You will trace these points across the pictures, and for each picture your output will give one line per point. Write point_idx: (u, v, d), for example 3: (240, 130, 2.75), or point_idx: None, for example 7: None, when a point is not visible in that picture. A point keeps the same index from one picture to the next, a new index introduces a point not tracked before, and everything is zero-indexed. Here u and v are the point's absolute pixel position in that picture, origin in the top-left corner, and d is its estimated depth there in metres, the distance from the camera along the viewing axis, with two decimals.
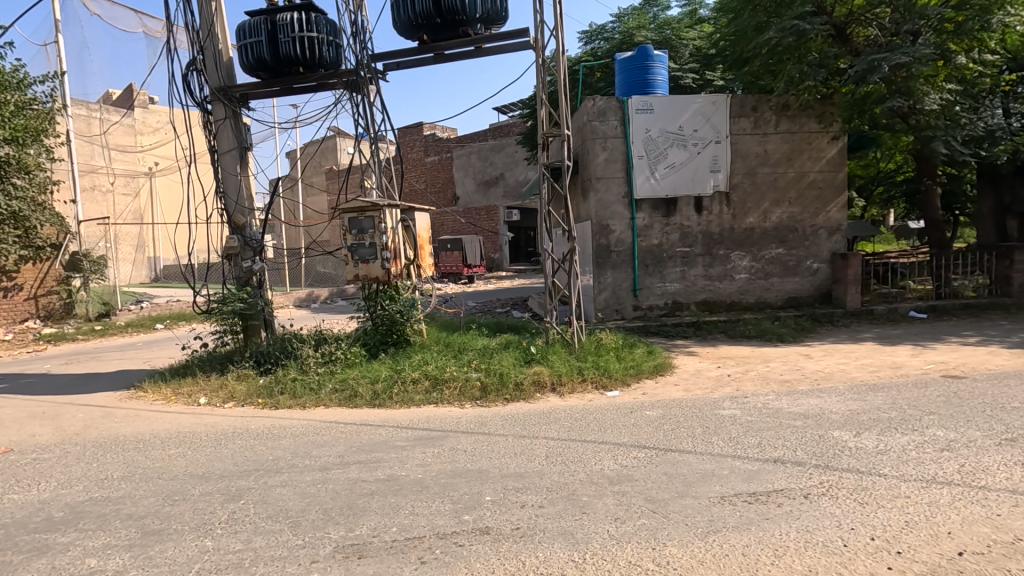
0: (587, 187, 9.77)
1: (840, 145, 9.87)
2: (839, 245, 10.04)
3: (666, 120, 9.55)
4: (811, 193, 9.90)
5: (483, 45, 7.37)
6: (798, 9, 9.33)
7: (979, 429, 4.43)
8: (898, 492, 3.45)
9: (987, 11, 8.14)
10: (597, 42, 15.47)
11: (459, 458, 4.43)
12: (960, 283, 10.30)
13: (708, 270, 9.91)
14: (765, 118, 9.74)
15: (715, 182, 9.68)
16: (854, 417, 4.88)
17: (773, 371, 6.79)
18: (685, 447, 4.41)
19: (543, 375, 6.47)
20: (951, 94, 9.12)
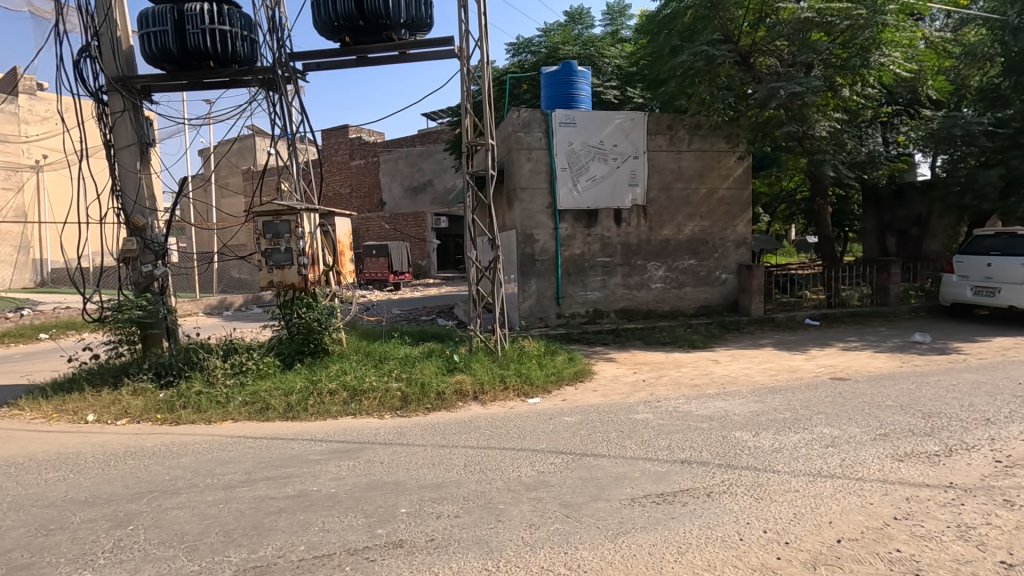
0: (512, 196, 9.92)
1: (745, 164, 10.59)
2: (745, 257, 10.78)
3: (588, 134, 9.89)
4: (720, 209, 10.56)
5: (407, 51, 7.30)
6: (708, 35, 10.00)
7: (858, 426, 4.89)
8: (789, 486, 3.74)
9: (867, 51, 9.11)
10: (524, 54, 15.75)
11: (375, 470, 4.31)
12: (848, 293, 11.33)
13: (627, 279, 10.30)
14: (679, 136, 10.31)
15: (633, 195, 10.12)
16: (754, 418, 5.24)
17: (684, 376, 7.16)
18: (601, 451, 4.55)
19: (465, 383, 6.45)
20: (840, 122, 10.06)
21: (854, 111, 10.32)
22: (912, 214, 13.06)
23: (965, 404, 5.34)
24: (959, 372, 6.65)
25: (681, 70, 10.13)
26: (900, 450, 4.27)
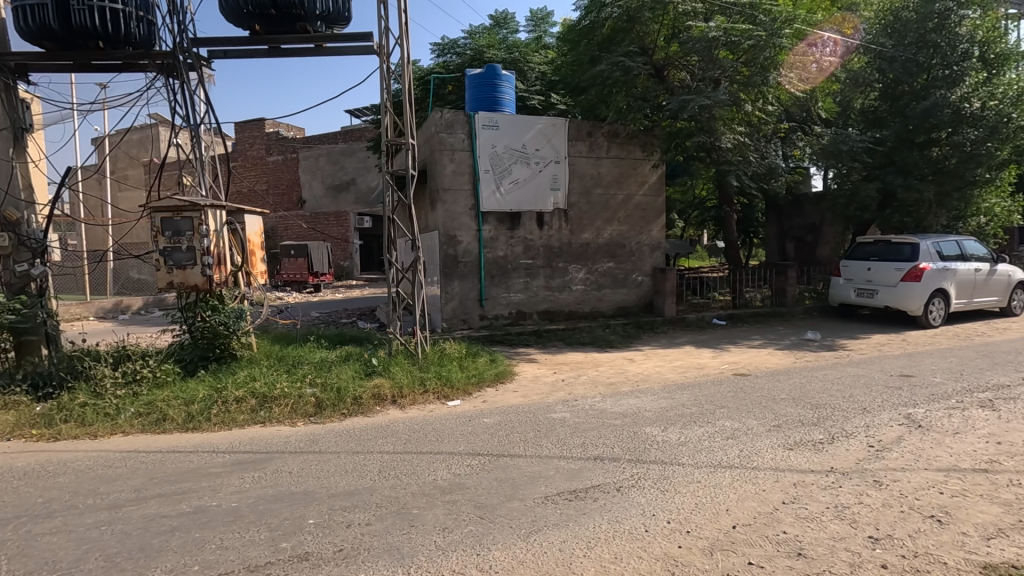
0: (434, 197, 9.85)
1: (659, 172, 11.10)
2: (659, 261, 11.30)
3: (511, 137, 9.98)
4: (636, 214, 11.01)
5: (324, 44, 7.05)
6: (626, 47, 10.38)
7: (756, 418, 5.25)
8: (692, 478, 3.94)
9: (766, 70, 9.80)
10: (449, 55, 15.65)
11: (283, 481, 4.11)
12: (751, 294, 12.15)
13: (549, 282, 10.49)
14: (598, 143, 10.65)
15: (555, 199, 10.34)
16: (664, 414, 5.49)
17: (601, 375, 7.39)
18: (517, 451, 4.59)
19: (383, 387, 6.29)
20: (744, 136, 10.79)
21: (757, 125, 11.05)
22: (808, 222, 14.09)
23: (846, 395, 5.88)
24: (843, 366, 7.32)
25: (600, 79, 10.50)
26: (791, 439, 4.62)
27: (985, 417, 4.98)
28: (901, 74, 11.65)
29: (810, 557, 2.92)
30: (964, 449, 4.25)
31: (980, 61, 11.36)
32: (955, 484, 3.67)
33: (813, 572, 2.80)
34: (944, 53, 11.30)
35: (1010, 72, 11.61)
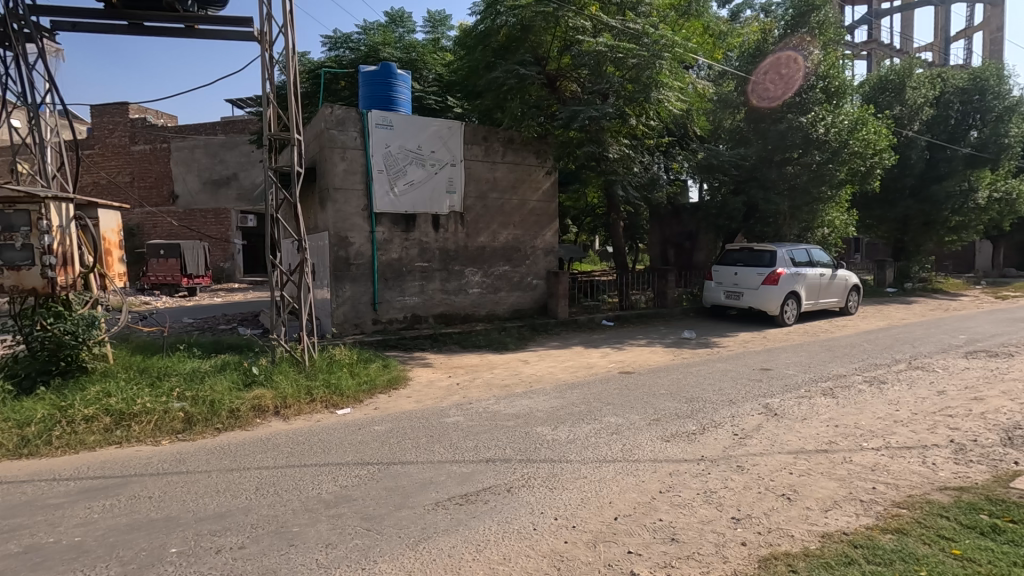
0: (324, 196, 9.40)
1: (553, 179, 11.46)
2: (553, 264, 11.64)
3: (406, 138, 9.81)
4: (531, 219, 11.27)
5: (196, 26, 6.49)
6: (521, 55, 10.66)
7: (639, 414, 5.58)
8: (578, 474, 4.10)
9: (649, 88, 10.27)
10: (341, 50, 15.02)
11: (141, 508, 3.68)
12: (637, 297, 12.96)
13: (445, 285, 10.41)
14: (494, 147, 10.78)
15: (451, 202, 10.31)
16: (555, 413, 5.66)
17: (495, 377, 7.47)
18: (408, 458, 4.50)
19: (265, 398, 5.87)
20: (630, 147, 11.45)
21: (641, 138, 11.78)
22: (686, 231, 15.42)
23: (716, 389, 6.43)
24: (714, 362, 8.02)
25: (495, 85, 10.70)
26: (668, 432, 4.96)
27: (828, 403, 5.68)
28: (762, 99, 13.04)
29: (682, 541, 3.14)
30: (810, 433, 4.83)
31: (823, 92, 12.91)
32: (802, 464, 4.14)
33: (684, 554, 3.01)
34: (796, 84, 12.81)
35: (846, 103, 13.27)
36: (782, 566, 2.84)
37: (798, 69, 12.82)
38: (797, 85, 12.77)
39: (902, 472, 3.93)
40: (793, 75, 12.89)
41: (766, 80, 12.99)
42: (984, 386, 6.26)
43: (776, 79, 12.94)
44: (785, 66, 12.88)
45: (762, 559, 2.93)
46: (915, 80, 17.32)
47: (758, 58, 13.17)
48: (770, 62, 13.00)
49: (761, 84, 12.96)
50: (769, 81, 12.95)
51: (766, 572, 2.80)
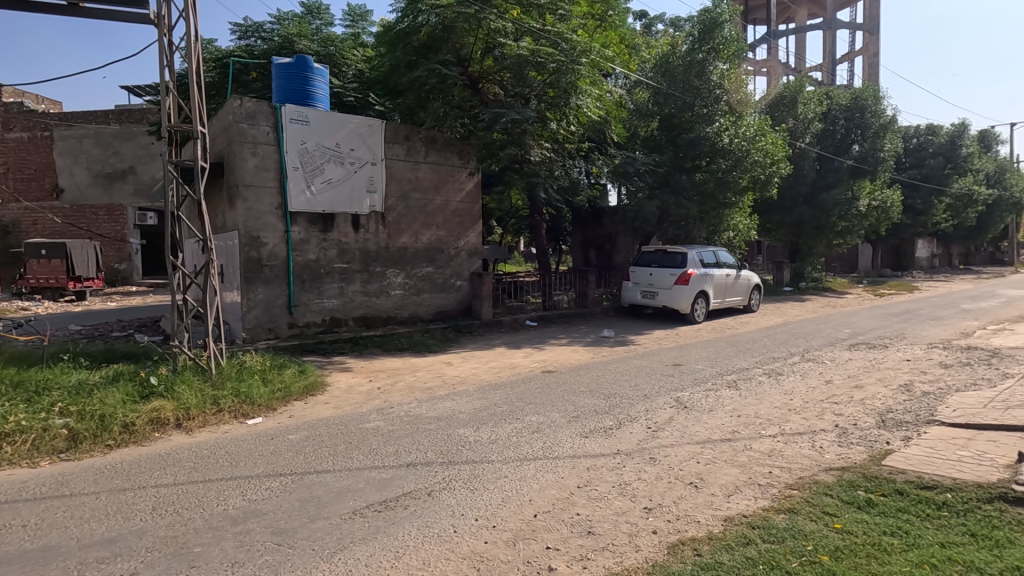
0: (232, 193, 8.86)
1: (475, 180, 11.46)
2: (476, 266, 11.64)
3: (323, 135, 9.46)
4: (454, 220, 11.21)
5: (81, 4, 5.91)
6: (442, 55, 10.61)
7: (559, 412, 5.70)
8: (499, 473, 4.13)
9: (568, 94, 10.66)
10: (252, 39, 14.20)
11: (12, 538, 3.28)
12: (559, 297, 13.24)
13: (365, 286, 10.13)
14: (416, 147, 10.63)
15: (371, 202, 10.05)
16: (477, 414, 5.67)
17: (418, 380, 7.37)
18: (323, 467, 4.33)
19: (164, 410, 5.43)
20: (551, 151, 11.69)
21: (562, 142, 12.08)
22: (606, 233, 15.94)
23: (633, 385, 6.71)
24: (631, 359, 8.36)
25: (416, 84, 10.60)
26: (587, 428, 5.11)
27: (731, 395, 6.08)
28: (672, 109, 13.78)
29: (597, 533, 3.25)
30: (716, 423, 5.15)
31: (727, 104, 13.80)
32: (708, 453, 4.41)
33: (600, 546, 3.11)
34: (703, 94, 13.61)
35: (748, 115, 14.25)
36: (688, 551, 3.00)
37: (706, 81, 13.60)
38: (700, 94, 13.60)
39: (794, 456, 4.28)
40: (702, 85, 13.62)
41: (677, 88, 13.74)
42: (863, 374, 6.96)
43: (686, 87, 13.71)
44: (695, 76, 13.59)
45: (671, 545, 3.09)
46: (805, 96, 18.89)
47: (667, 70, 13.89)
48: (686, 69, 13.66)
49: (669, 92, 13.79)
50: (678, 88, 13.74)
51: (675, 557, 2.94)
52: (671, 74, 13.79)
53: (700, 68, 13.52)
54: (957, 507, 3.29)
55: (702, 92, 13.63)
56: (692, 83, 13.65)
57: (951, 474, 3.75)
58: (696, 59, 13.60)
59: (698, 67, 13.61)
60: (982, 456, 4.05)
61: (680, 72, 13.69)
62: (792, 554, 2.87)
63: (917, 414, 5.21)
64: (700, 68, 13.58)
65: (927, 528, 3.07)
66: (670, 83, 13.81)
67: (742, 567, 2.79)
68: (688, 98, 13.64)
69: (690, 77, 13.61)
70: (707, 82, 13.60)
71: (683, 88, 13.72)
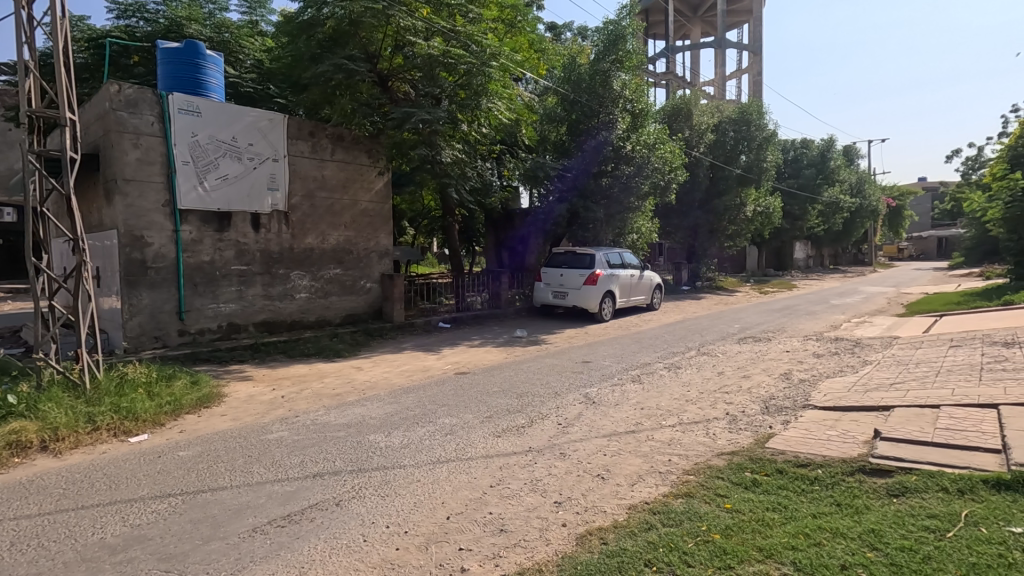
0: (110, 188, 8.01)
1: (385, 180, 11.19)
2: (387, 267, 11.38)
3: (217, 127, 8.82)
4: (363, 220, 10.87)
5: None
6: (349, 50, 10.29)
7: (472, 413, 5.71)
8: (412, 478, 4.06)
9: (479, 96, 10.69)
10: (133, 20, 12.94)
11: None
12: (472, 298, 13.25)
13: (267, 290, 9.56)
14: (322, 144, 10.20)
15: (273, 201, 9.51)
16: (388, 419, 5.54)
17: (326, 387, 7.06)
18: (219, 484, 4.03)
19: (25, 432, 4.80)
20: (462, 152, 11.63)
21: (473, 143, 12.03)
22: (518, 235, 16.20)
23: (545, 383, 6.86)
24: (542, 358, 8.56)
25: (321, 79, 10.14)
26: (500, 428, 5.16)
27: (635, 389, 6.41)
28: (580, 116, 14.29)
29: (510, 531, 3.29)
30: (621, 416, 5.39)
31: (630, 114, 14.45)
32: (614, 445, 4.62)
33: (511, 543, 3.16)
34: (608, 102, 14.18)
35: (649, 124, 15.00)
36: (595, 541, 3.12)
37: (611, 90, 14.20)
38: (606, 102, 14.16)
39: (691, 444, 4.59)
40: (607, 94, 14.20)
41: (585, 97, 14.27)
42: (750, 365, 7.61)
43: (594, 95, 14.23)
44: (600, 86, 14.17)
45: (579, 536, 3.20)
46: (699, 109, 20.30)
47: (574, 78, 14.42)
48: (592, 78, 14.24)
49: (577, 99, 14.28)
50: (586, 96, 14.27)
51: (583, 548, 3.05)
52: (579, 83, 14.30)
53: (605, 78, 14.12)
54: (826, 481, 3.69)
55: (607, 101, 14.19)
56: (598, 91, 14.22)
57: (823, 452, 4.20)
58: (601, 69, 14.20)
59: (603, 77, 14.20)
60: (846, 435, 4.57)
61: (587, 81, 14.25)
62: (687, 535, 3.08)
63: (795, 400, 5.79)
64: (605, 77, 14.17)
65: (802, 502, 3.42)
66: (577, 91, 14.31)
67: (643, 551, 2.95)
68: (594, 105, 14.17)
69: (597, 86, 14.21)
70: (611, 91, 14.19)
71: (591, 96, 14.25)
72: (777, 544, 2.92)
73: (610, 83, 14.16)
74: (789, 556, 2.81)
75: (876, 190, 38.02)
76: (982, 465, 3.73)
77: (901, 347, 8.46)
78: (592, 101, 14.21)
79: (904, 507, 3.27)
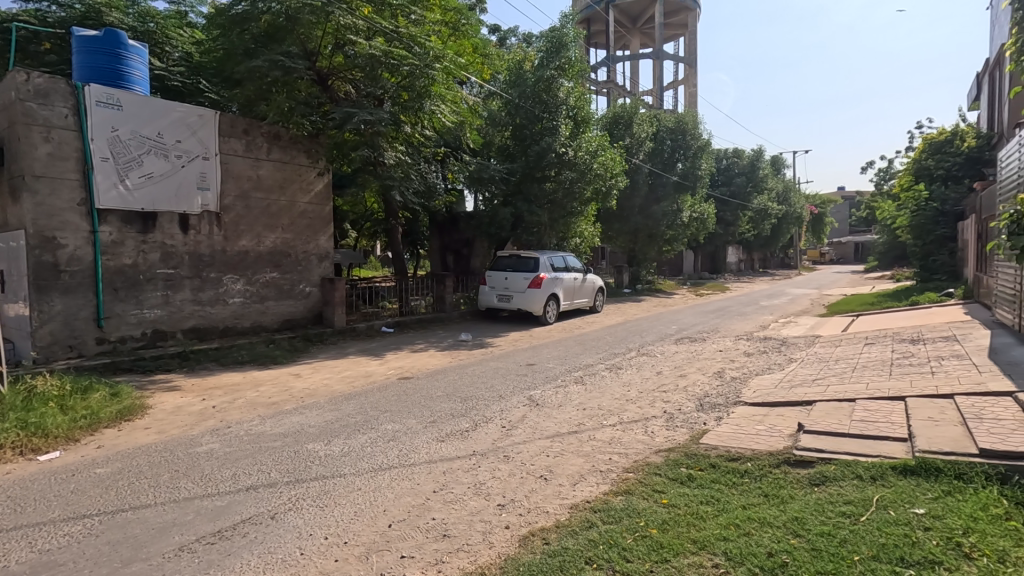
0: (16, 185, 7.36)
1: (325, 181, 10.88)
2: (328, 271, 11.05)
3: (140, 122, 8.31)
4: (301, 222, 10.52)
5: None
6: (286, 46, 9.97)
7: (416, 418, 5.63)
8: (351, 487, 3.96)
9: (424, 98, 10.62)
10: (44, 3, 11.95)
11: None
12: (416, 302, 13.06)
13: (197, 294, 9.08)
14: (257, 143, 9.80)
15: (203, 201, 9.05)
16: (328, 427, 5.38)
17: (261, 395, 6.77)
18: (142, 502, 3.78)
19: None
20: (405, 154, 11.51)
21: (417, 145, 11.92)
22: (463, 239, 16.17)
23: (489, 386, 6.88)
24: (487, 361, 8.57)
25: (255, 75, 9.74)
26: (444, 432, 5.12)
27: (577, 391, 6.53)
28: (523, 121, 14.40)
29: (453, 536, 3.27)
30: (564, 418, 5.48)
31: (573, 120, 14.71)
32: (557, 446, 4.69)
33: (454, 548, 3.14)
34: (552, 109, 14.37)
35: (591, 131, 15.35)
36: (538, 541, 3.15)
37: (554, 97, 14.38)
38: (551, 109, 14.32)
39: (631, 442, 4.73)
40: (550, 100, 14.38)
41: (529, 102, 14.36)
42: (687, 365, 7.92)
43: (538, 101, 14.34)
44: (544, 92, 14.31)
45: (522, 537, 3.23)
46: (639, 118, 20.95)
47: (520, 83, 14.54)
48: (536, 84, 14.32)
49: (521, 104, 14.37)
50: (530, 101, 14.37)
51: (526, 549, 3.08)
52: (524, 88, 14.40)
53: (548, 84, 14.27)
54: (755, 474, 3.89)
55: (550, 108, 14.36)
56: (541, 97, 14.35)
57: (752, 446, 4.42)
58: (545, 74, 14.31)
59: (547, 83, 14.34)
60: (773, 429, 4.84)
61: (531, 86, 14.37)
62: (626, 531, 3.16)
63: (727, 397, 6.07)
64: (549, 84, 14.33)
65: (733, 494, 3.59)
66: (521, 96, 14.42)
67: (585, 549, 3.00)
68: (537, 110, 14.30)
69: (540, 92, 14.33)
70: (553, 98, 14.38)
71: (535, 101, 14.35)
72: (710, 536, 3.05)
73: (552, 89, 14.36)
74: (720, 546, 2.95)
75: (800, 198, 40.55)
76: (891, 453, 4.04)
77: (822, 345, 9.05)
78: (536, 106, 14.33)
79: (824, 494, 3.50)
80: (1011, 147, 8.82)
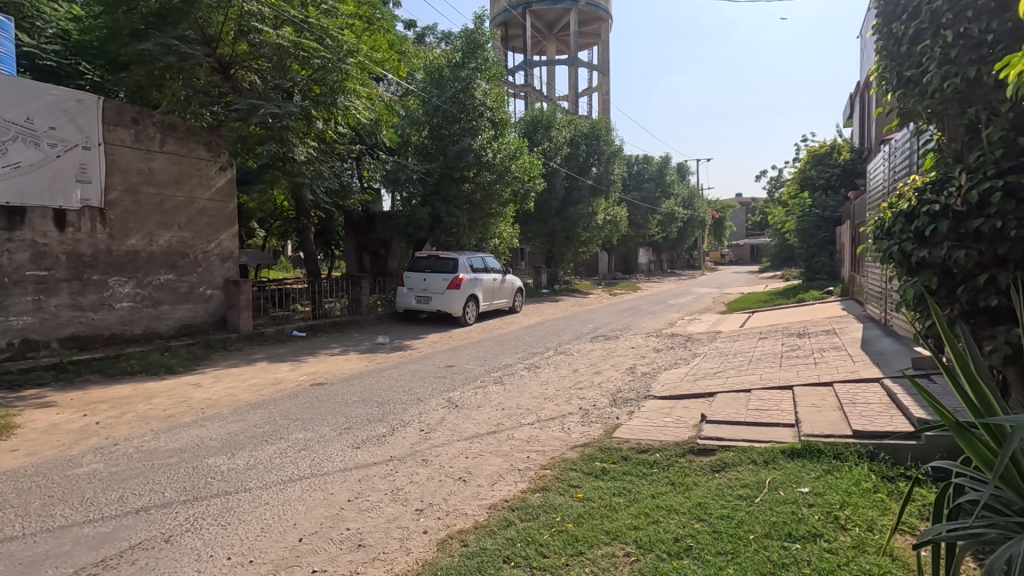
0: None
1: (227, 176, 10.17)
2: (231, 272, 10.34)
3: (5, 105, 7.35)
4: (201, 219, 9.77)
5: None
6: (181, 30, 9.23)
7: (329, 425, 5.41)
8: (258, 502, 3.73)
9: (336, 93, 10.24)
10: None
11: None
12: (331, 305, 12.51)
13: (76, 299, 8.17)
14: (148, 133, 9.00)
15: (83, 195, 8.17)
16: (232, 439, 5.04)
17: (155, 408, 6.22)
18: (8, 534, 3.34)
19: None
20: (316, 150, 11.03)
21: (328, 141, 11.45)
22: (380, 239, 15.75)
23: (407, 389, 6.75)
24: (405, 364, 8.40)
25: (145, 58, 8.92)
26: (359, 439, 4.97)
27: (496, 391, 6.58)
28: (441, 120, 14.21)
29: (368, 545, 3.17)
30: (483, 418, 5.49)
31: (491, 122, 14.67)
32: (475, 447, 4.69)
33: (370, 558, 3.05)
34: (470, 110, 14.28)
35: (508, 133, 15.43)
36: (455, 544, 3.13)
37: (473, 99, 14.28)
38: (469, 110, 14.23)
39: (549, 440, 4.82)
40: (468, 101, 14.26)
41: (448, 102, 14.15)
42: (601, 362, 8.21)
43: (456, 101, 14.18)
44: (462, 92, 14.17)
45: (440, 541, 3.20)
46: (555, 122, 21.46)
47: (438, 83, 14.35)
48: (454, 84, 14.20)
49: (437, 104, 14.17)
50: (448, 101, 14.17)
51: (443, 553, 3.05)
52: (441, 88, 14.28)
53: (465, 84, 14.15)
54: (663, 464, 4.11)
55: (468, 108, 14.27)
56: (459, 97, 14.21)
57: (661, 438, 4.66)
58: (463, 75, 14.21)
59: (465, 84, 14.20)
60: (680, 420, 5.13)
61: (449, 86, 14.23)
62: (543, 527, 3.23)
63: (638, 392, 6.37)
64: (467, 84, 14.20)
65: (643, 484, 3.77)
66: (438, 95, 14.25)
67: (502, 548, 3.02)
68: (455, 111, 14.17)
69: (458, 92, 14.19)
70: (472, 99, 14.28)
71: (453, 101, 14.17)
72: (621, 526, 3.18)
73: (470, 91, 14.23)
74: (631, 536, 3.08)
75: (704, 203, 43.34)
76: (780, 438, 4.42)
77: (723, 341, 9.72)
78: (455, 107, 14.19)
79: (725, 479, 3.76)
80: (876, 162, 9.93)
